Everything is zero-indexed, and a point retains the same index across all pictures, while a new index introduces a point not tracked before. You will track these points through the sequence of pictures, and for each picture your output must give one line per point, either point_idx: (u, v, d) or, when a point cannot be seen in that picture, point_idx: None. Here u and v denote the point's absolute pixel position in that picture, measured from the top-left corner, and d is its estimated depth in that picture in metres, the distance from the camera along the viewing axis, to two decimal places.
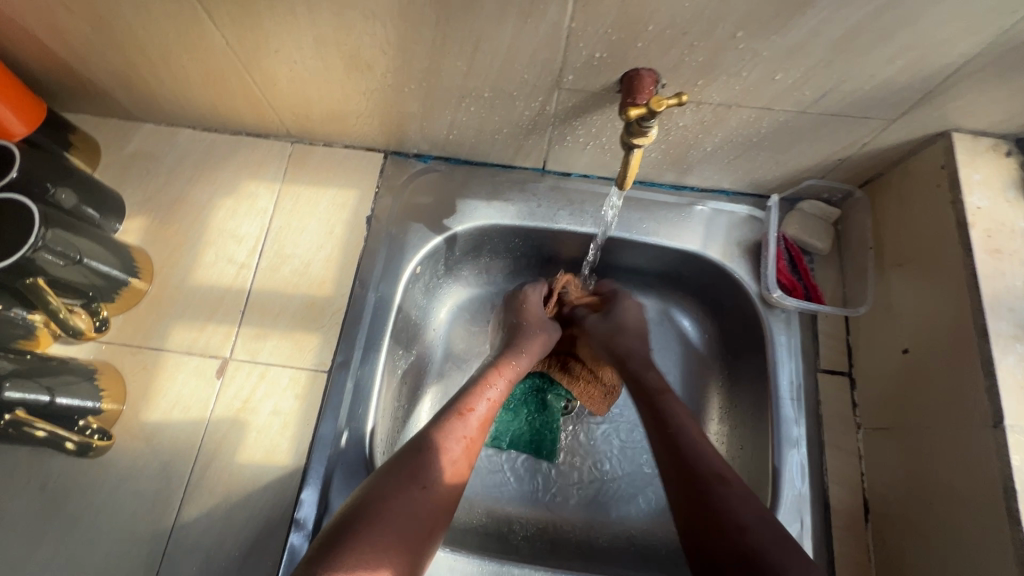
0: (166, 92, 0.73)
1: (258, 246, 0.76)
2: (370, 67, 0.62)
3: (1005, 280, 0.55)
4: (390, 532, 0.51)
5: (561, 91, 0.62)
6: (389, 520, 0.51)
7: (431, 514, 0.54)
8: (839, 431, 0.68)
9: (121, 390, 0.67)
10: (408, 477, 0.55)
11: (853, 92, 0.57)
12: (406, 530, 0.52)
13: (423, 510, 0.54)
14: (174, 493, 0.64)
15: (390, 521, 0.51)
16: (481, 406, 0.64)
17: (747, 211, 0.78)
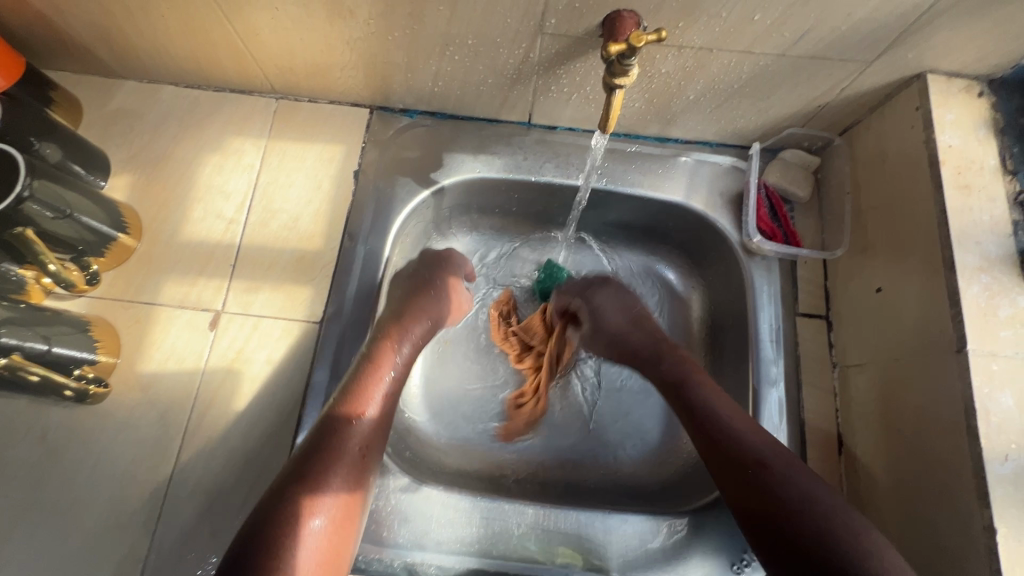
0: (146, 45, 0.72)
1: (246, 201, 0.76)
2: (353, 14, 0.62)
3: (973, 216, 0.57)
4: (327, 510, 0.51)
5: (544, 37, 0.62)
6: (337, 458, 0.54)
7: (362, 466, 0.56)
8: (816, 370, 0.71)
9: (115, 342, 0.68)
10: (334, 445, 0.55)
11: (830, 34, 0.58)
12: (342, 496, 0.53)
13: (349, 475, 0.54)
14: (172, 440, 0.66)
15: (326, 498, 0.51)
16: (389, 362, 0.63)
17: (730, 161, 0.79)
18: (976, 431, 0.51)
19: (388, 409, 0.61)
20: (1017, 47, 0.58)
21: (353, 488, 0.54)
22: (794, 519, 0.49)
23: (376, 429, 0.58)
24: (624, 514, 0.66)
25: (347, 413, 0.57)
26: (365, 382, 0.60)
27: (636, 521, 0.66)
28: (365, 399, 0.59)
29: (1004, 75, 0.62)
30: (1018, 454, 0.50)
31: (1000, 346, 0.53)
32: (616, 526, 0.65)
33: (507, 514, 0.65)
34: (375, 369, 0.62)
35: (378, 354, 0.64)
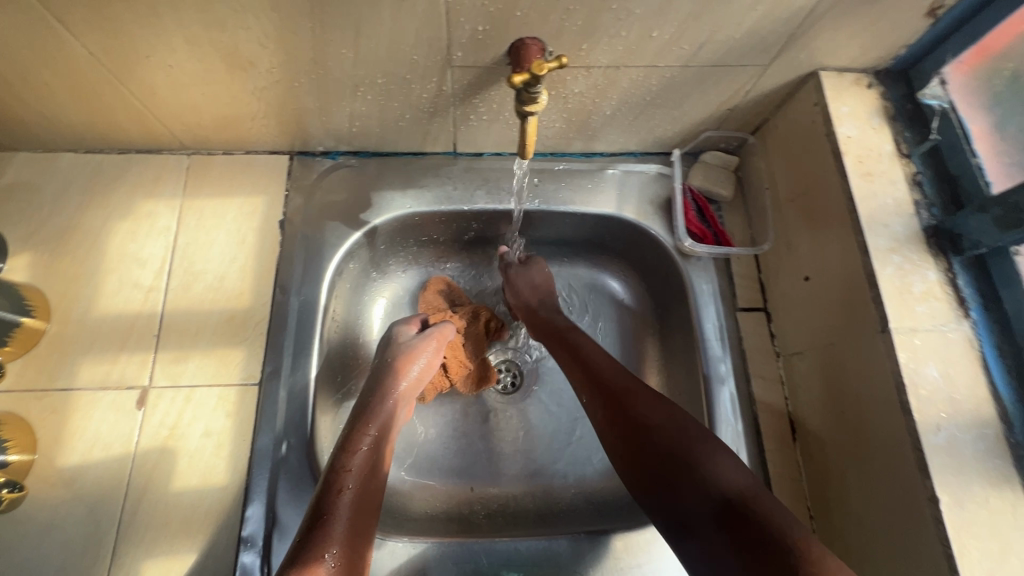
0: (34, 115, 0.67)
1: (165, 266, 0.72)
2: (253, 64, 0.60)
3: (878, 200, 0.60)
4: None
5: (453, 69, 0.62)
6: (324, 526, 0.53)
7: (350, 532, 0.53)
8: (761, 362, 0.72)
9: (30, 438, 0.62)
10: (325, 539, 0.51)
11: (725, 43, 0.60)
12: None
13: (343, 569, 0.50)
14: (106, 536, 0.60)
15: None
16: (359, 460, 0.60)
17: (656, 169, 0.81)
18: (908, 405, 0.53)
19: (366, 506, 0.57)
20: (894, 41, 0.62)
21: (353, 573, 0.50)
22: (644, 430, 0.58)
23: (359, 519, 0.55)
24: (588, 535, 0.65)
25: (323, 522, 0.53)
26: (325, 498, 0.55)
27: (605, 539, 0.65)
28: (332, 506, 0.54)
29: (888, 66, 0.66)
30: (948, 423, 0.52)
31: (919, 321, 0.56)
32: (590, 548, 0.64)
33: (478, 555, 0.63)
34: (338, 474, 0.58)
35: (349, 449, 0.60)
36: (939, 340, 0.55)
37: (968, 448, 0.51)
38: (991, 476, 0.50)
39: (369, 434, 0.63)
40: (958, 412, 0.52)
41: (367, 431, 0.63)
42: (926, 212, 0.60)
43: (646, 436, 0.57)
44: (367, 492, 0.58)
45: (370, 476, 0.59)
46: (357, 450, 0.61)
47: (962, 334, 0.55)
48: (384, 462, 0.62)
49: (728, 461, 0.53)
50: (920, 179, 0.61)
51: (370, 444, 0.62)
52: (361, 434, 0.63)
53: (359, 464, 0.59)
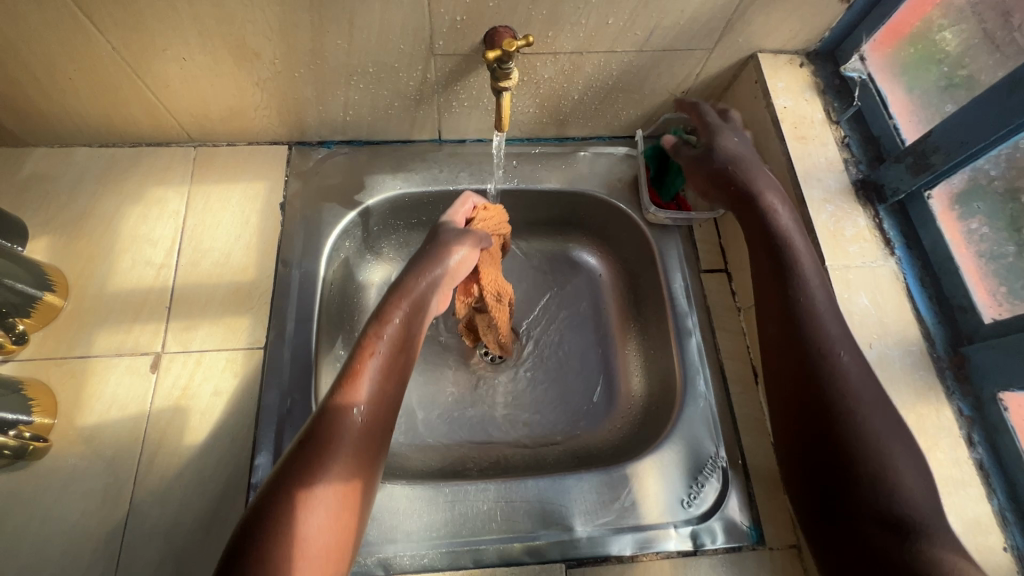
0: (55, 109, 0.74)
1: (175, 246, 0.78)
2: (258, 56, 0.68)
3: (812, 159, 0.69)
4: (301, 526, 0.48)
5: (436, 58, 0.70)
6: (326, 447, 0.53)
7: (352, 453, 0.54)
8: (724, 316, 0.80)
9: (52, 401, 0.67)
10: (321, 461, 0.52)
11: (672, 28, 0.69)
12: (328, 511, 0.50)
13: (340, 479, 0.52)
14: (123, 487, 0.65)
15: (307, 518, 0.49)
16: (371, 370, 0.59)
17: (623, 150, 0.89)
18: (844, 329, 0.60)
19: (374, 427, 0.57)
20: (818, 25, 0.71)
21: (354, 480, 0.53)
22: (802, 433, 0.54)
23: (367, 430, 0.56)
24: (574, 475, 0.70)
25: (330, 429, 0.54)
26: (332, 405, 0.56)
27: (589, 477, 0.70)
28: (335, 423, 0.54)
29: (816, 48, 0.75)
30: (879, 342, 0.59)
31: (851, 258, 0.63)
32: (575, 485, 0.69)
33: (471, 495, 0.68)
34: (351, 381, 0.58)
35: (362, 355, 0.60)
36: (868, 274, 0.63)
37: (896, 363, 0.58)
38: (917, 385, 0.57)
39: (385, 339, 0.61)
40: (887, 333, 0.60)
41: (383, 338, 0.61)
42: (854, 169, 0.69)
43: (851, 436, 0.51)
44: (376, 403, 0.58)
45: (382, 384, 0.59)
46: (371, 357, 0.60)
47: (889, 269, 0.63)
48: (400, 366, 0.62)
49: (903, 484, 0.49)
50: (848, 141, 0.70)
51: (386, 350, 0.61)
52: (371, 349, 0.60)
53: (371, 377, 0.59)
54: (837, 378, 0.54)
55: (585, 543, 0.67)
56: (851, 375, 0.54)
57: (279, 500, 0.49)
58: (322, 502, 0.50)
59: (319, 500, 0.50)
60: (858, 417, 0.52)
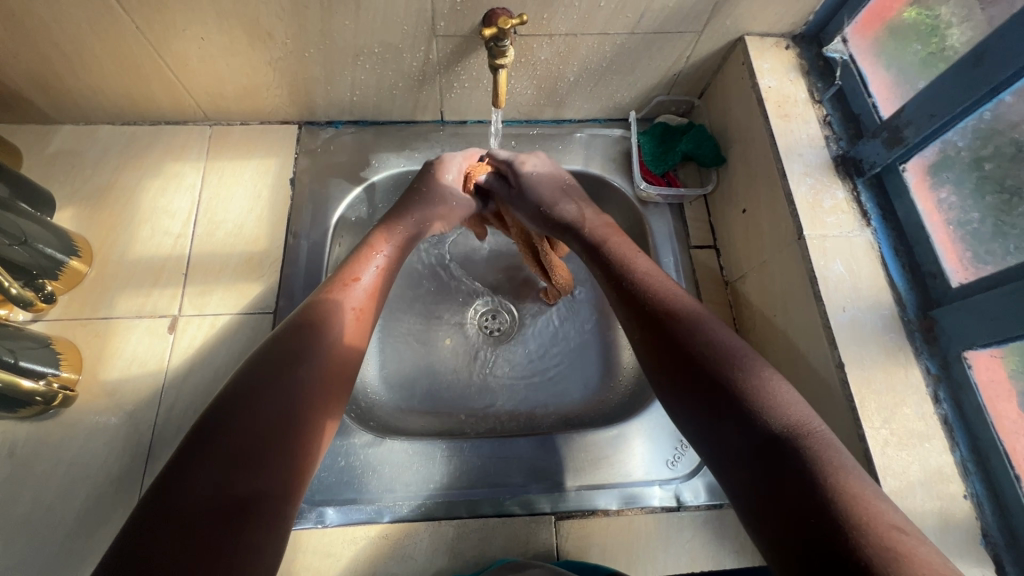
0: (81, 87, 0.79)
1: (191, 217, 0.82)
2: (270, 36, 0.72)
3: (795, 135, 0.72)
4: (273, 417, 0.49)
5: (438, 38, 0.74)
6: (317, 335, 0.56)
7: (339, 349, 0.57)
8: (711, 289, 0.83)
9: (78, 357, 0.72)
10: (310, 343, 0.55)
11: (662, 11, 0.73)
12: (299, 413, 0.51)
13: (327, 365, 0.55)
14: (143, 437, 0.69)
15: (280, 412, 0.49)
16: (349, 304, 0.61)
17: (617, 131, 0.93)
18: (819, 295, 0.63)
19: (362, 329, 0.61)
20: (802, 8, 0.74)
21: (341, 369, 0.57)
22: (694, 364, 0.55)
23: (357, 330, 0.60)
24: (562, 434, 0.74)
25: (320, 320, 0.58)
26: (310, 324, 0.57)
27: (577, 436, 0.73)
28: (329, 315, 0.58)
29: (802, 31, 0.78)
30: (853, 306, 0.62)
31: (829, 228, 0.67)
32: (562, 442, 0.73)
33: (464, 450, 0.72)
34: (330, 309, 0.59)
35: (356, 269, 0.65)
36: (845, 243, 0.66)
37: (869, 326, 0.61)
38: (888, 346, 0.60)
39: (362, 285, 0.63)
40: (861, 298, 0.63)
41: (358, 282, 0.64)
42: (834, 145, 0.72)
43: (700, 367, 0.54)
44: (352, 337, 0.59)
45: (373, 298, 0.64)
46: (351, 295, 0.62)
47: (865, 239, 0.66)
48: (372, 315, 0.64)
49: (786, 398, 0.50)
50: (830, 120, 0.73)
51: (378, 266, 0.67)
52: (342, 292, 0.62)
53: (350, 311, 0.61)
54: (692, 333, 0.57)
55: (572, 498, 0.70)
56: (692, 311, 0.59)
57: (262, 378, 0.50)
58: (314, 379, 0.53)
59: (307, 376, 0.53)
60: (714, 359, 0.54)
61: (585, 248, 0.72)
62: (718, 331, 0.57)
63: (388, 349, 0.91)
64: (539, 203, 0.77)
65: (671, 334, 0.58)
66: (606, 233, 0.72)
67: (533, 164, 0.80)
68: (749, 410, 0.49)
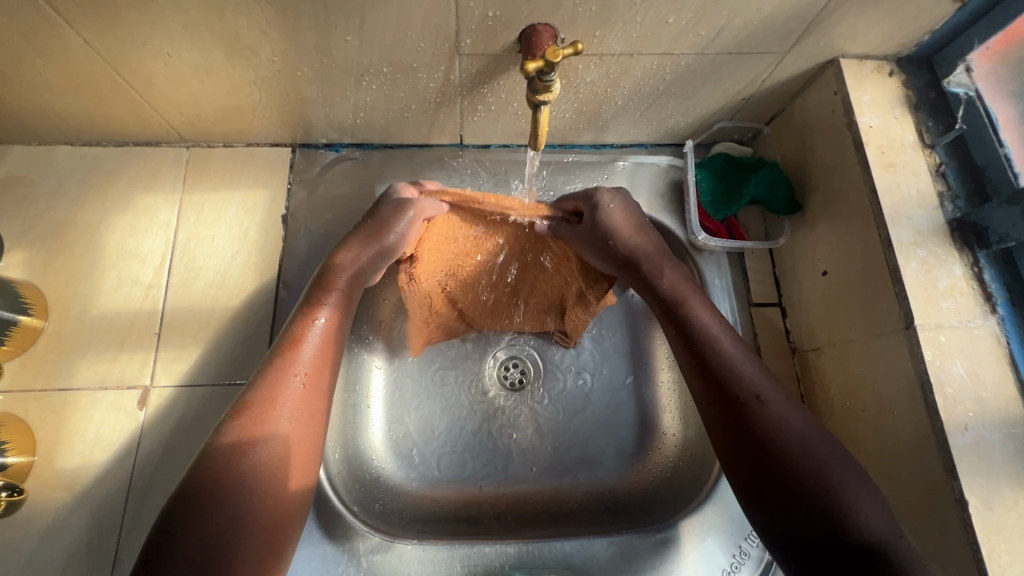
0: (26, 106, 0.65)
1: (165, 262, 0.70)
2: (254, 53, 0.58)
3: (901, 192, 0.58)
4: (231, 504, 0.45)
5: (461, 57, 0.60)
6: (268, 424, 0.50)
7: (293, 432, 0.51)
8: (777, 358, 0.71)
9: (30, 440, 0.61)
10: (257, 436, 0.49)
11: (744, 29, 0.58)
12: (259, 493, 0.47)
13: (280, 456, 0.50)
14: (108, 541, 0.59)
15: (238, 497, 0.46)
16: (305, 363, 0.55)
17: (667, 160, 0.79)
18: (934, 405, 0.51)
19: (316, 396, 0.54)
20: (918, 27, 0.59)
21: (296, 454, 0.51)
22: (765, 451, 0.49)
23: (303, 401, 0.53)
24: (602, 536, 0.64)
25: (267, 401, 0.51)
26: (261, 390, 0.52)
27: (619, 539, 0.64)
28: (277, 395, 0.52)
29: (910, 53, 0.63)
30: (976, 422, 0.51)
31: (944, 317, 0.54)
32: (602, 548, 0.63)
33: (489, 556, 0.62)
34: (281, 374, 0.53)
35: (302, 329, 0.57)
36: (964, 336, 0.53)
37: (997, 449, 0.50)
38: None
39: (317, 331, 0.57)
40: (985, 411, 0.51)
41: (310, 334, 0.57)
42: (950, 205, 0.58)
43: (765, 454, 0.49)
44: (301, 417, 0.52)
45: (322, 359, 0.56)
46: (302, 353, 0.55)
47: (989, 330, 0.54)
48: (326, 375, 0.56)
49: (867, 502, 0.46)
50: (943, 170, 0.60)
51: (329, 318, 0.59)
52: (287, 352, 0.55)
53: (305, 367, 0.55)
54: (769, 419, 0.50)
55: None
56: (756, 382, 0.52)
57: (206, 486, 0.45)
58: (263, 480, 0.48)
59: (255, 480, 0.47)
60: (797, 448, 0.48)
61: (659, 301, 0.63)
62: (790, 412, 0.51)
63: (394, 411, 0.78)
64: (607, 234, 0.67)
65: (746, 420, 0.51)
66: (686, 289, 0.62)
67: (611, 199, 0.69)
68: (830, 508, 0.45)
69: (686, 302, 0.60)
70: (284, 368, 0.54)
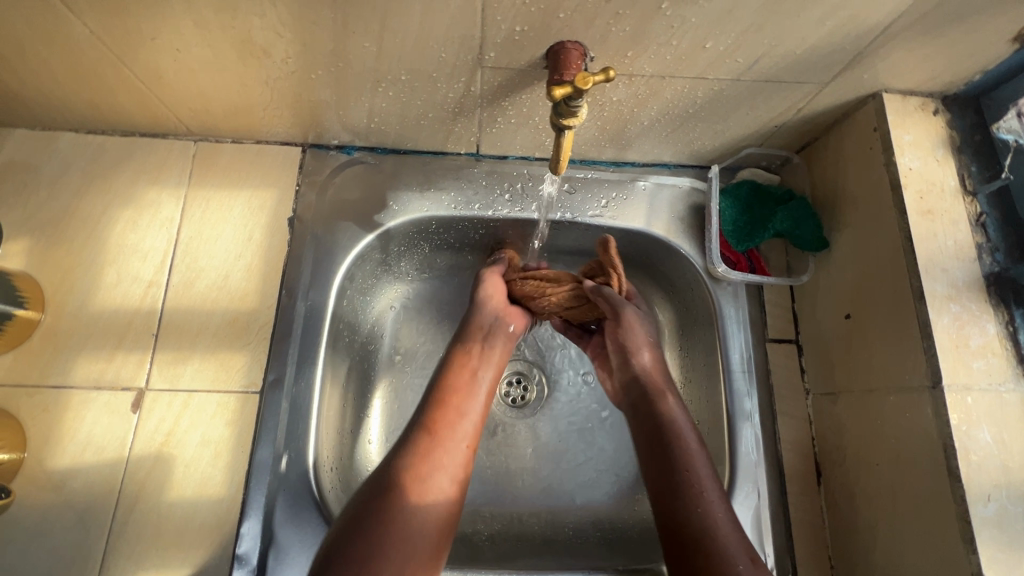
0: (31, 92, 0.62)
1: (166, 261, 0.68)
2: (267, 53, 0.55)
3: (938, 241, 0.55)
4: (412, 507, 0.55)
5: (484, 70, 0.57)
6: (436, 455, 0.59)
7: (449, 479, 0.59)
8: (788, 399, 0.69)
9: (20, 437, 0.60)
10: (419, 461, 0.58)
11: (785, 58, 0.55)
12: (415, 534, 0.54)
13: (440, 498, 0.57)
14: (93, 549, 0.58)
15: (407, 519, 0.54)
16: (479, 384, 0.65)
17: (689, 182, 0.76)
18: (956, 472, 0.49)
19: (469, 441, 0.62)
20: (969, 66, 0.56)
21: (445, 504, 0.57)
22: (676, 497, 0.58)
23: (464, 447, 0.61)
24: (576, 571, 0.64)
25: (440, 433, 0.60)
26: (428, 423, 0.61)
27: None
28: (446, 429, 0.61)
29: (957, 91, 0.60)
30: (1000, 494, 0.49)
31: (975, 378, 0.51)
32: None
33: None
34: (450, 399, 0.63)
35: (460, 382, 0.65)
36: (995, 400, 0.51)
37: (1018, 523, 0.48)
38: None
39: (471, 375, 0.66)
40: (1009, 482, 0.49)
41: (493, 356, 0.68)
42: (988, 258, 0.55)
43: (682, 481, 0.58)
44: (461, 458, 0.61)
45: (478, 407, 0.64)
46: (477, 378, 0.66)
47: (1020, 396, 0.51)
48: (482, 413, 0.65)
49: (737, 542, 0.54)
50: (984, 221, 0.57)
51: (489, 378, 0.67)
52: (480, 368, 0.66)
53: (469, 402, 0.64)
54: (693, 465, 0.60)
55: None
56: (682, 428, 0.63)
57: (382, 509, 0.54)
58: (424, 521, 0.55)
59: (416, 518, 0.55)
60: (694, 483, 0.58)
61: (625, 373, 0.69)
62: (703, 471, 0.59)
63: (390, 419, 0.76)
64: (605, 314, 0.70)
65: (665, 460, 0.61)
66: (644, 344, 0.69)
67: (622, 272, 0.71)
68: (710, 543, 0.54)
69: (660, 399, 0.66)
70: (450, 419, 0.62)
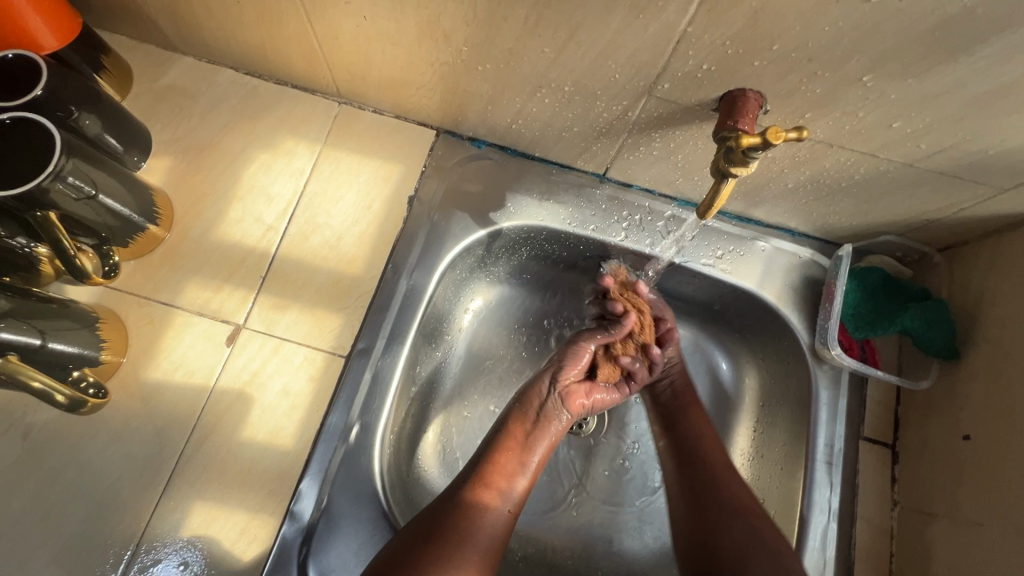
0: (212, 27, 0.66)
1: (289, 209, 0.70)
2: (447, 37, 0.56)
3: None
4: (468, 515, 0.55)
5: (651, 98, 0.56)
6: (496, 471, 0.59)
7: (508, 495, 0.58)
8: (873, 505, 0.64)
9: (123, 342, 0.63)
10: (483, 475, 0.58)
11: (972, 155, 0.52)
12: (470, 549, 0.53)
13: (496, 516, 0.56)
14: (163, 466, 0.60)
15: (469, 529, 0.54)
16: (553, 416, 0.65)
17: (811, 254, 0.73)
18: None
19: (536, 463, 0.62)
20: None
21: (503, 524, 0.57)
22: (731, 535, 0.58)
23: (527, 472, 0.61)
24: None
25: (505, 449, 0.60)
26: (499, 440, 0.61)
27: None
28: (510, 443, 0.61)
29: None
30: None
31: None
32: None
33: None
34: (518, 414, 0.63)
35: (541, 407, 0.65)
36: None
37: None
38: None
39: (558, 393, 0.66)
40: None
41: (549, 429, 0.64)
42: None
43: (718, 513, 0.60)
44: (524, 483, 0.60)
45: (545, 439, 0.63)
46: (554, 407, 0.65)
47: None
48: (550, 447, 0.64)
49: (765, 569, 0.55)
50: None
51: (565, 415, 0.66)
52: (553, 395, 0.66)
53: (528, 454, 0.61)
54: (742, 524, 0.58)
55: None
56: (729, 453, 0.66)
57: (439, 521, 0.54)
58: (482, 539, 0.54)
59: (476, 529, 0.54)
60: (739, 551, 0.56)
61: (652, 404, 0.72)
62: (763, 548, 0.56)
63: (450, 434, 0.74)
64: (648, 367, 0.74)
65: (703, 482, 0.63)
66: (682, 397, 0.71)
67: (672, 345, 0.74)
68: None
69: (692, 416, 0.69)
70: (520, 445, 0.61)
